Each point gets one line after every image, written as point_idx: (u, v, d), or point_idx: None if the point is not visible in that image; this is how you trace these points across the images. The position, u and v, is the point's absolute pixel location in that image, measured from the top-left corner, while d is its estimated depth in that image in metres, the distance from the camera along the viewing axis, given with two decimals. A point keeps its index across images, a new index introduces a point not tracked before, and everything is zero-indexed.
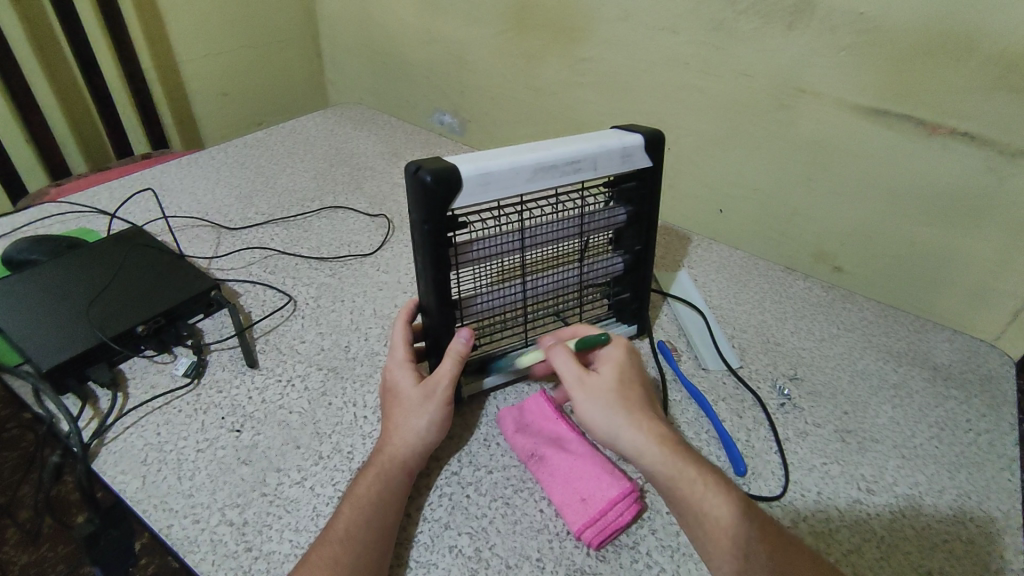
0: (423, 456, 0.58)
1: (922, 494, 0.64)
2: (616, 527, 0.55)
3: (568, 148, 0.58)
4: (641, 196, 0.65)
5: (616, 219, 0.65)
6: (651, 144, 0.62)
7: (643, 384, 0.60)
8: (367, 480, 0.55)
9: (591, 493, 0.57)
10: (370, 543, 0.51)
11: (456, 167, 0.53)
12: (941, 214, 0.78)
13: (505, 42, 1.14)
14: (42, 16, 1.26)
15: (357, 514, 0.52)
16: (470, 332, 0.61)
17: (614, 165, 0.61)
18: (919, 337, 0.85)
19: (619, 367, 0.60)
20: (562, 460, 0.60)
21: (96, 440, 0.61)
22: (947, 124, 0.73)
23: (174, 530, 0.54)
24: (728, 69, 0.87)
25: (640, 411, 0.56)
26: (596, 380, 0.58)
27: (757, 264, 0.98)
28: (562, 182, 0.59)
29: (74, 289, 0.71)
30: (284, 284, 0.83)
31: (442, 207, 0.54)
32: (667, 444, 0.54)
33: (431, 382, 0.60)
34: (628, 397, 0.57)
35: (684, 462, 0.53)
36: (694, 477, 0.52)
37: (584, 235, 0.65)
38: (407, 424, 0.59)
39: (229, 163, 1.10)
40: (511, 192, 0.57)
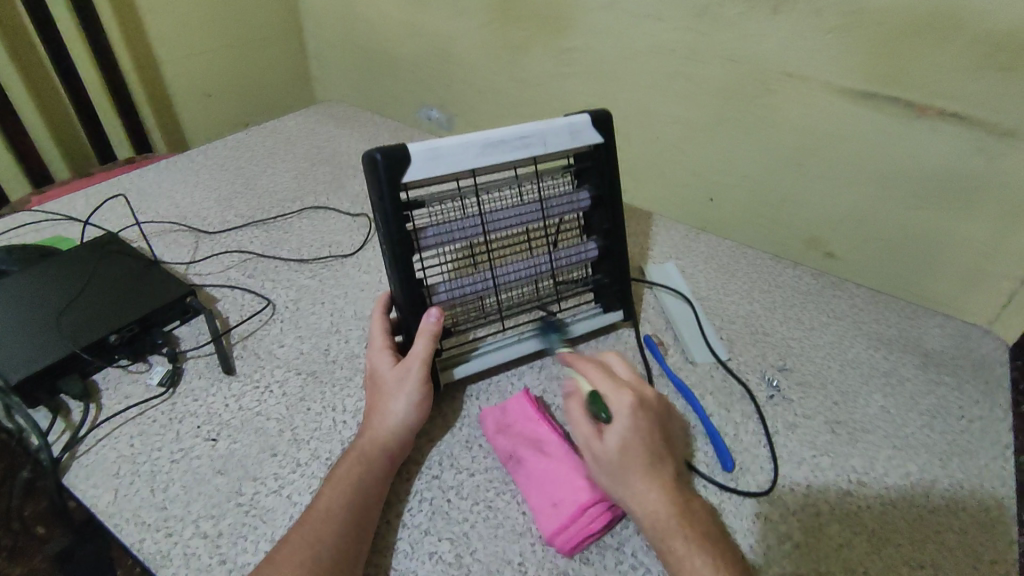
0: (405, 441, 0.58)
1: (913, 485, 0.62)
2: (586, 535, 0.53)
3: (515, 129, 0.65)
4: (600, 176, 0.70)
5: (577, 199, 0.69)
6: (599, 122, 0.67)
7: (653, 442, 0.54)
8: (348, 463, 0.55)
9: (562, 498, 0.55)
10: (347, 525, 0.50)
11: (405, 145, 0.60)
12: (931, 197, 0.76)
13: (489, 34, 1.12)
14: (17, 21, 1.24)
15: (337, 497, 0.52)
16: (439, 311, 0.61)
17: (563, 143, 0.66)
18: (910, 323, 0.84)
19: (628, 429, 0.53)
20: (539, 462, 0.58)
21: (67, 454, 0.60)
22: (936, 105, 0.71)
23: (147, 545, 0.53)
24: (714, 55, 0.85)
25: (645, 475, 0.52)
26: (600, 445, 0.53)
27: (746, 253, 0.97)
28: (513, 157, 0.64)
29: (44, 299, 0.70)
30: (263, 287, 0.81)
31: (394, 180, 0.60)
32: (666, 519, 0.51)
33: (406, 362, 0.60)
34: (634, 463, 0.52)
35: (678, 543, 0.50)
36: (685, 558, 0.49)
37: (547, 215, 0.68)
38: (385, 409, 0.58)
39: (208, 165, 1.08)
40: (463, 167, 0.63)
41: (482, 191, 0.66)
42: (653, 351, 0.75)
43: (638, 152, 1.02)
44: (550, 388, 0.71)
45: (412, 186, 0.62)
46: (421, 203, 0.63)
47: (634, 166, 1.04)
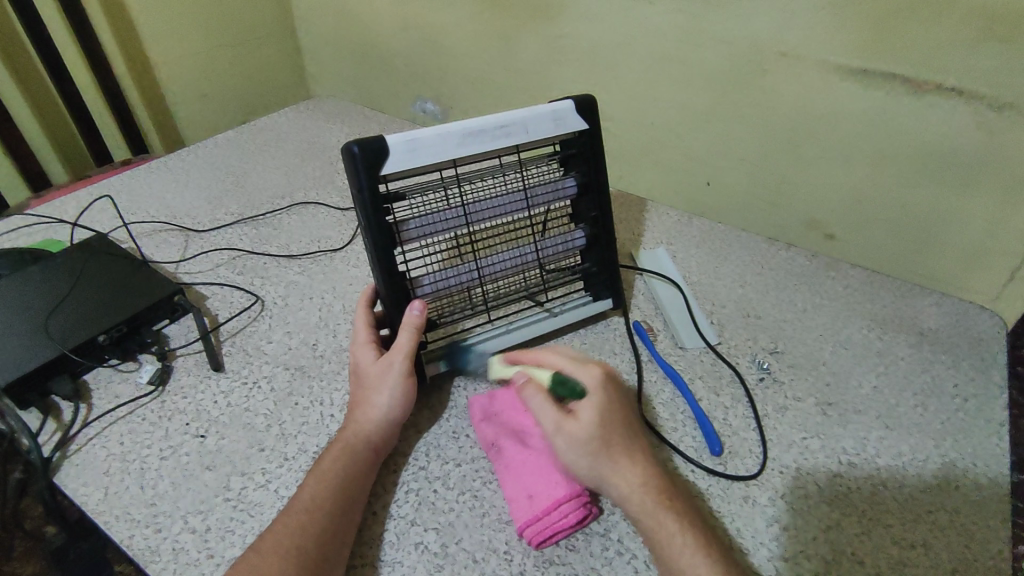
0: (390, 433, 0.58)
1: (906, 465, 0.62)
2: (558, 529, 0.53)
3: (496, 116, 0.63)
4: (585, 163, 0.68)
5: (563, 187, 0.68)
6: (582, 108, 0.66)
7: (624, 419, 0.54)
8: (332, 454, 0.55)
9: (537, 491, 0.55)
10: (331, 516, 0.51)
11: (383, 137, 0.58)
12: (927, 173, 0.75)
13: (479, 24, 1.11)
14: (9, 26, 1.24)
15: (321, 487, 0.52)
16: (423, 303, 0.61)
17: (546, 130, 0.64)
18: (905, 302, 0.83)
19: (600, 407, 0.53)
20: (518, 454, 0.58)
21: (58, 452, 0.61)
22: (932, 80, 0.69)
23: (136, 541, 0.53)
24: (705, 36, 0.83)
25: (624, 450, 0.53)
26: (575, 427, 0.52)
27: (738, 236, 0.96)
28: (495, 147, 0.63)
29: (34, 301, 0.70)
30: (252, 284, 0.82)
31: (374, 174, 0.58)
32: (651, 493, 0.51)
33: (389, 355, 0.60)
34: (611, 441, 0.52)
35: (666, 516, 0.50)
36: (676, 532, 0.49)
37: (532, 204, 0.67)
38: (369, 401, 0.58)
39: (199, 165, 1.08)
40: (443, 159, 0.61)
41: (465, 180, 0.65)
42: (643, 337, 0.75)
43: (630, 137, 1.01)
44: None
45: (392, 178, 0.60)
46: (402, 195, 0.61)
47: (625, 152, 1.03)
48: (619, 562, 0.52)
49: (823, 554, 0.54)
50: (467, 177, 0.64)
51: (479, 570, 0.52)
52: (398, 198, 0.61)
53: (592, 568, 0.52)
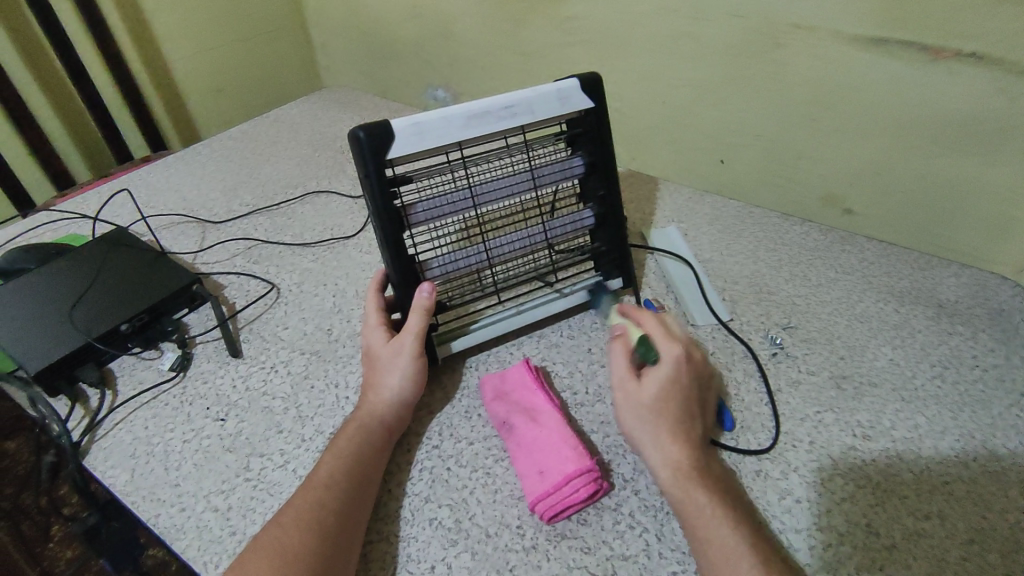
0: (402, 413, 0.59)
1: (922, 437, 0.61)
2: (569, 504, 0.53)
3: (501, 98, 0.62)
4: (592, 142, 0.67)
5: (571, 167, 0.67)
6: (588, 86, 0.64)
7: (689, 397, 0.55)
8: (348, 433, 0.56)
9: (548, 467, 0.55)
10: (348, 492, 0.52)
11: (387, 120, 0.58)
12: (947, 143, 0.73)
13: (488, 8, 1.11)
14: (29, 30, 1.27)
15: (338, 465, 0.54)
16: (432, 285, 0.62)
17: (551, 110, 0.63)
18: (923, 275, 0.81)
19: (668, 379, 0.55)
20: (529, 431, 0.59)
21: (87, 437, 0.63)
22: (952, 47, 0.68)
23: (162, 520, 0.55)
24: (717, 11, 0.82)
25: (672, 424, 0.54)
26: (638, 389, 0.55)
27: (752, 213, 0.95)
28: (500, 128, 0.62)
29: (59, 293, 0.73)
30: (268, 272, 0.83)
31: (380, 158, 0.58)
32: (688, 470, 0.52)
33: (400, 337, 0.61)
34: (666, 413, 0.54)
35: (699, 493, 0.50)
36: (707, 509, 0.49)
37: (539, 186, 0.66)
38: (381, 382, 0.60)
39: (214, 158, 1.10)
40: (448, 140, 0.60)
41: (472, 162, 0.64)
42: (654, 315, 0.74)
43: (641, 116, 1.00)
44: (549, 355, 0.71)
45: (398, 163, 0.60)
46: (409, 180, 0.61)
47: (636, 131, 1.03)
48: (631, 535, 0.53)
49: (836, 525, 0.54)
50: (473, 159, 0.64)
51: (492, 544, 0.53)
52: (405, 181, 0.60)
53: (604, 541, 0.53)
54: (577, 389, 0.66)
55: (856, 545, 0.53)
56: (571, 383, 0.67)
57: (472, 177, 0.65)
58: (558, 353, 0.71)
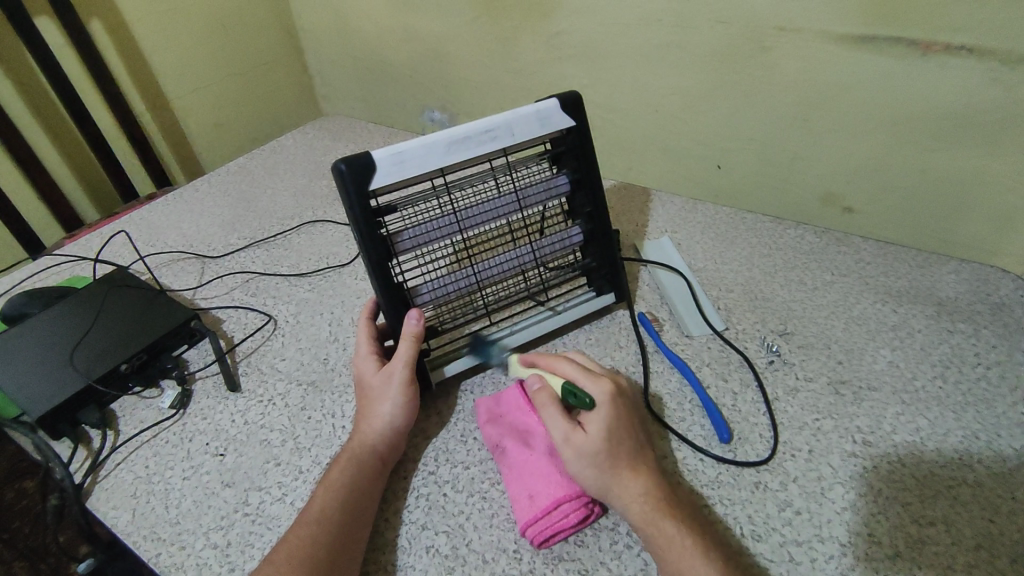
0: (395, 441, 0.60)
1: (924, 440, 0.60)
2: (559, 529, 0.53)
3: (481, 121, 0.62)
4: (576, 159, 0.67)
5: (555, 184, 0.67)
6: (568, 105, 0.64)
7: (634, 430, 0.55)
8: (340, 466, 0.57)
9: (538, 491, 0.55)
10: (341, 526, 0.52)
11: (368, 152, 0.58)
12: (942, 136, 0.73)
13: (477, 30, 1.12)
14: (34, 76, 1.31)
15: (331, 499, 0.54)
16: (420, 311, 0.62)
17: (532, 131, 0.63)
18: (921, 273, 0.80)
19: (611, 419, 0.54)
20: (521, 454, 0.59)
21: (89, 478, 0.64)
22: (941, 40, 0.67)
23: (162, 559, 0.56)
24: (701, 18, 0.82)
25: (630, 462, 0.53)
26: (582, 437, 0.53)
27: (745, 219, 0.95)
28: (482, 152, 0.62)
29: (61, 336, 0.74)
30: (265, 304, 0.84)
31: (364, 190, 0.58)
32: (652, 502, 0.51)
33: (390, 366, 0.61)
34: (616, 454, 0.53)
35: (667, 524, 0.49)
36: (679, 539, 0.48)
37: (525, 206, 0.66)
38: (374, 412, 0.60)
39: (213, 193, 1.12)
40: (431, 168, 0.60)
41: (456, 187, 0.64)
42: (648, 328, 0.74)
43: (631, 127, 1.01)
44: None
45: (382, 193, 0.60)
46: (394, 209, 0.61)
47: (628, 143, 1.03)
48: (628, 556, 0.52)
49: (839, 536, 0.53)
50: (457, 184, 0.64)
51: (489, 570, 0.53)
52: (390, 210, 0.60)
53: (601, 562, 0.52)
54: None
55: (860, 556, 0.52)
56: None
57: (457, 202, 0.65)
58: None
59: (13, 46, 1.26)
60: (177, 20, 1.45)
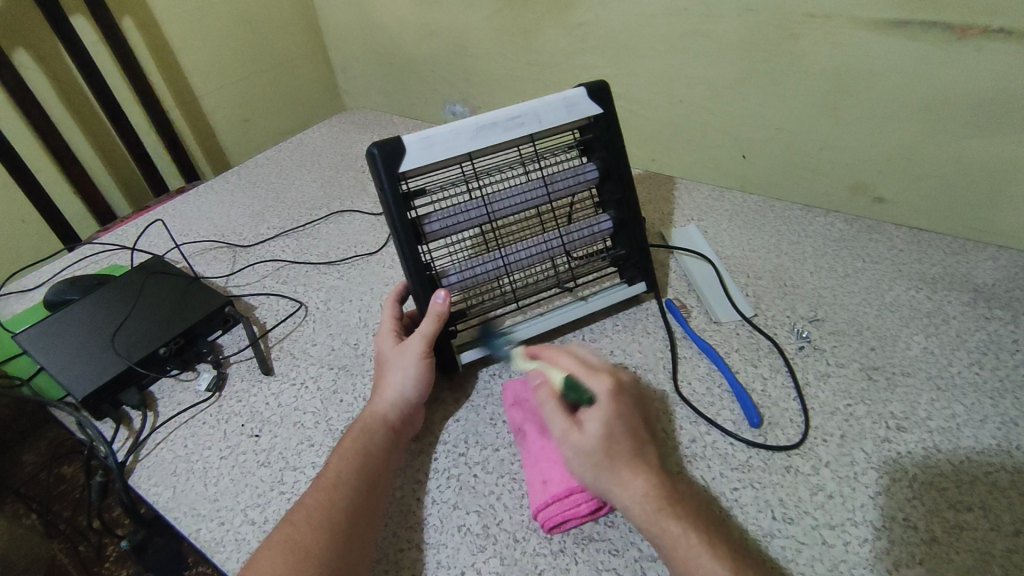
0: (408, 415, 0.60)
1: (960, 427, 0.59)
2: (570, 516, 0.53)
3: (507, 108, 0.61)
4: (606, 147, 0.65)
5: (584, 173, 0.65)
6: (596, 93, 0.63)
7: (633, 430, 0.53)
8: (353, 436, 0.58)
9: (551, 477, 0.56)
10: (355, 490, 0.53)
11: (398, 136, 0.58)
12: (978, 122, 0.71)
13: (500, 22, 1.12)
14: (69, 74, 1.35)
15: (345, 465, 0.55)
16: (447, 291, 0.61)
17: (559, 119, 0.62)
18: (956, 260, 0.79)
19: (609, 416, 0.52)
20: (538, 441, 0.59)
21: (131, 456, 0.66)
22: (978, 23, 0.66)
23: (202, 533, 0.58)
24: (729, 6, 0.82)
25: (629, 461, 0.51)
26: (580, 435, 0.52)
27: (773, 207, 0.94)
28: (509, 138, 0.60)
29: (101, 321, 0.76)
30: (296, 291, 0.86)
31: (397, 174, 0.57)
32: (654, 502, 0.49)
33: (408, 343, 0.61)
34: (615, 453, 0.51)
35: (671, 523, 0.48)
36: (684, 538, 0.47)
37: (554, 192, 0.64)
38: (388, 386, 0.61)
39: (243, 185, 1.14)
40: (458, 153, 0.59)
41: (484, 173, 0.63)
42: (676, 314, 0.74)
43: (656, 117, 1.00)
44: None
45: (411, 177, 0.59)
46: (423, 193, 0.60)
47: (654, 133, 1.03)
48: None
49: (873, 520, 0.53)
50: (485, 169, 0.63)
51: (520, 548, 0.53)
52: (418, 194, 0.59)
53: (632, 543, 0.52)
54: None
55: (894, 540, 0.51)
56: None
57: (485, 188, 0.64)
58: None
59: (49, 44, 1.30)
60: (205, 18, 1.48)
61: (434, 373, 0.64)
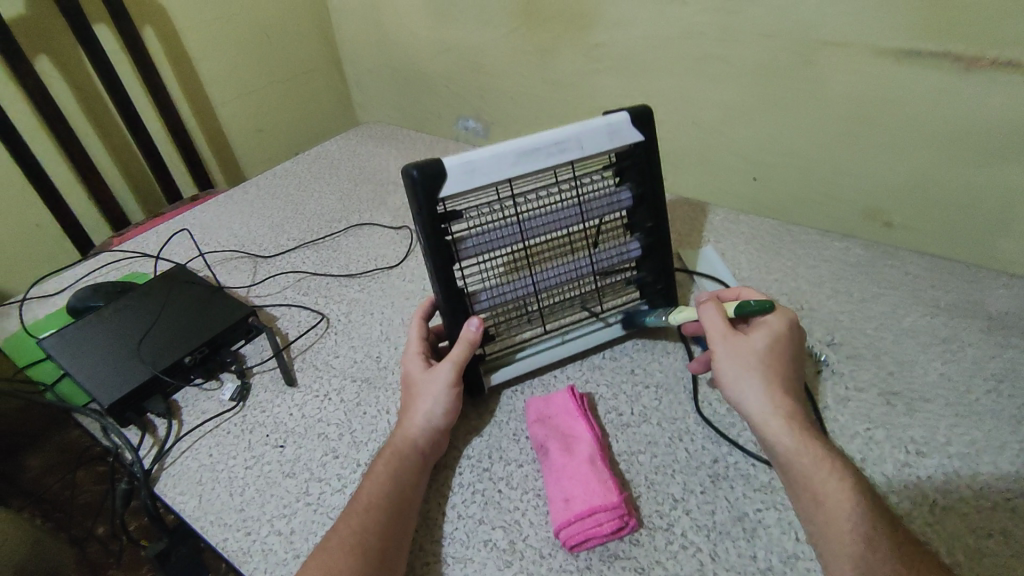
0: (437, 439, 0.61)
1: (979, 453, 0.60)
2: (593, 536, 0.54)
3: (550, 133, 0.61)
4: (641, 173, 0.65)
5: (618, 198, 0.65)
6: (638, 119, 0.63)
7: (789, 361, 0.59)
8: (384, 459, 0.58)
9: (573, 495, 0.56)
10: (387, 515, 0.54)
11: (441, 158, 0.58)
12: (989, 152, 0.73)
13: (516, 41, 1.15)
14: (90, 80, 1.36)
15: (377, 489, 0.55)
16: (480, 319, 0.63)
17: (601, 145, 0.62)
18: (971, 288, 0.80)
19: (777, 340, 0.59)
20: (561, 457, 0.60)
21: (156, 464, 0.66)
22: (988, 55, 0.68)
23: (230, 543, 0.58)
24: (744, 32, 0.84)
25: (778, 380, 0.57)
26: (747, 345, 0.59)
27: (789, 230, 0.95)
28: (549, 164, 0.60)
29: (126, 328, 0.77)
30: (317, 303, 0.87)
31: (435, 197, 0.58)
32: (791, 418, 0.55)
33: (439, 367, 0.62)
34: (771, 369, 0.57)
35: (807, 439, 0.53)
36: (817, 452, 0.52)
37: (587, 217, 0.65)
38: (416, 409, 0.61)
39: (262, 195, 1.15)
40: (499, 178, 0.59)
41: (522, 196, 0.63)
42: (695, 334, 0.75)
43: (672, 139, 1.02)
44: (592, 377, 0.72)
45: (450, 200, 0.59)
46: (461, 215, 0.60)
47: (670, 156, 1.04)
48: (684, 556, 0.53)
49: None
50: (523, 192, 0.63)
51: (547, 565, 0.54)
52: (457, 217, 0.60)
53: (658, 561, 0.53)
54: (622, 410, 0.67)
55: None
56: (616, 404, 0.68)
57: (521, 210, 0.64)
58: (602, 376, 0.72)
59: (72, 50, 1.32)
60: (223, 29, 1.51)
61: (462, 398, 0.65)
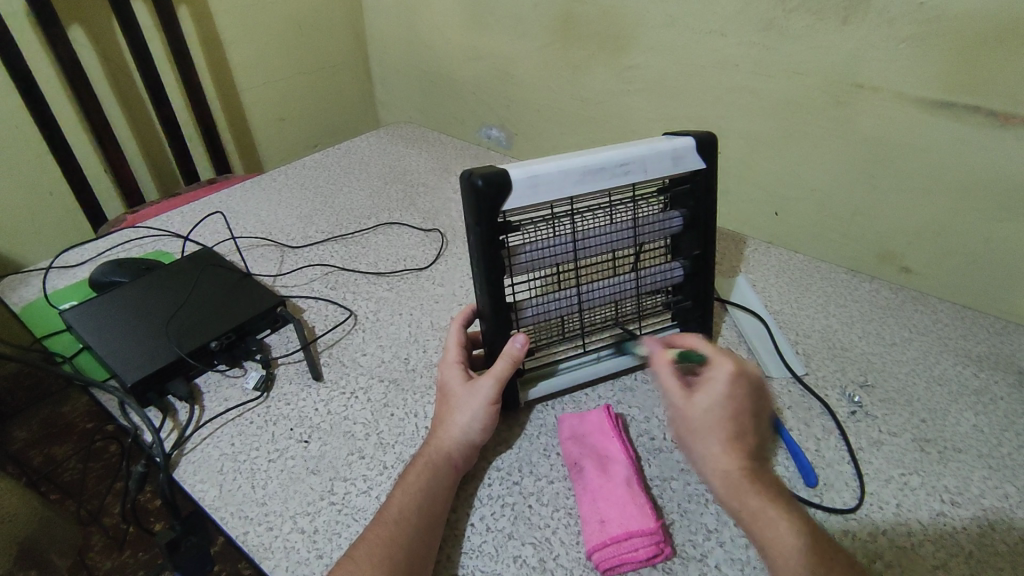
0: (470, 452, 0.60)
1: (1013, 507, 0.59)
2: (627, 561, 0.53)
3: (616, 153, 0.61)
4: (696, 200, 0.65)
5: (670, 222, 0.65)
6: (703, 146, 0.63)
7: (746, 410, 0.53)
8: (417, 470, 0.57)
9: (609, 518, 0.55)
10: (418, 527, 0.52)
11: (507, 170, 0.57)
12: (1021, 208, 0.73)
13: (549, 54, 1.15)
14: (118, 56, 1.35)
15: (408, 500, 0.54)
16: (525, 336, 0.62)
17: (664, 169, 0.62)
18: (1003, 339, 0.80)
19: (720, 392, 0.53)
20: (596, 478, 0.59)
21: (176, 450, 0.65)
22: (1022, 113, 0.68)
23: (250, 538, 0.56)
24: (780, 68, 0.84)
25: (729, 438, 0.52)
26: (687, 405, 0.54)
27: (818, 267, 0.94)
28: (612, 185, 0.61)
29: (152, 306, 0.76)
30: (345, 299, 0.86)
31: (494, 208, 0.57)
32: (741, 482, 0.51)
33: (479, 380, 0.61)
34: (717, 426, 0.53)
35: (756, 504, 0.50)
36: (764, 520, 0.49)
37: (639, 240, 0.64)
38: (452, 420, 0.60)
39: (289, 185, 1.14)
40: (561, 194, 0.59)
41: (579, 212, 0.63)
42: None
43: None
44: (624, 399, 0.71)
45: (510, 212, 0.59)
46: (518, 227, 0.60)
47: None
48: None
49: None
50: (580, 209, 0.63)
51: None
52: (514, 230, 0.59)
53: None
54: (654, 434, 0.66)
55: None
56: (649, 427, 0.67)
57: (575, 226, 0.64)
58: (633, 398, 0.71)
59: (103, 24, 1.31)
60: (255, 17, 1.50)
61: (497, 412, 0.63)
